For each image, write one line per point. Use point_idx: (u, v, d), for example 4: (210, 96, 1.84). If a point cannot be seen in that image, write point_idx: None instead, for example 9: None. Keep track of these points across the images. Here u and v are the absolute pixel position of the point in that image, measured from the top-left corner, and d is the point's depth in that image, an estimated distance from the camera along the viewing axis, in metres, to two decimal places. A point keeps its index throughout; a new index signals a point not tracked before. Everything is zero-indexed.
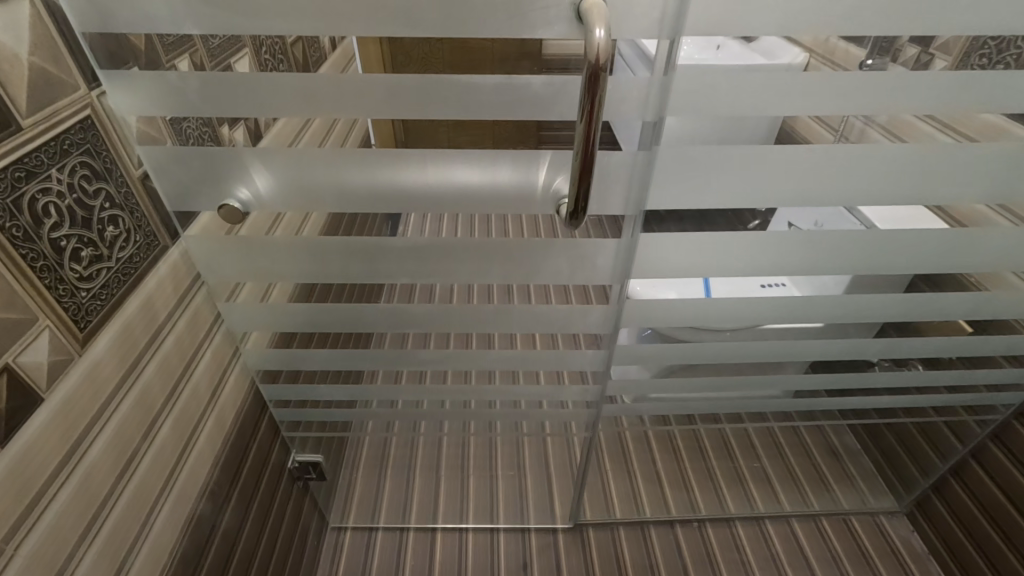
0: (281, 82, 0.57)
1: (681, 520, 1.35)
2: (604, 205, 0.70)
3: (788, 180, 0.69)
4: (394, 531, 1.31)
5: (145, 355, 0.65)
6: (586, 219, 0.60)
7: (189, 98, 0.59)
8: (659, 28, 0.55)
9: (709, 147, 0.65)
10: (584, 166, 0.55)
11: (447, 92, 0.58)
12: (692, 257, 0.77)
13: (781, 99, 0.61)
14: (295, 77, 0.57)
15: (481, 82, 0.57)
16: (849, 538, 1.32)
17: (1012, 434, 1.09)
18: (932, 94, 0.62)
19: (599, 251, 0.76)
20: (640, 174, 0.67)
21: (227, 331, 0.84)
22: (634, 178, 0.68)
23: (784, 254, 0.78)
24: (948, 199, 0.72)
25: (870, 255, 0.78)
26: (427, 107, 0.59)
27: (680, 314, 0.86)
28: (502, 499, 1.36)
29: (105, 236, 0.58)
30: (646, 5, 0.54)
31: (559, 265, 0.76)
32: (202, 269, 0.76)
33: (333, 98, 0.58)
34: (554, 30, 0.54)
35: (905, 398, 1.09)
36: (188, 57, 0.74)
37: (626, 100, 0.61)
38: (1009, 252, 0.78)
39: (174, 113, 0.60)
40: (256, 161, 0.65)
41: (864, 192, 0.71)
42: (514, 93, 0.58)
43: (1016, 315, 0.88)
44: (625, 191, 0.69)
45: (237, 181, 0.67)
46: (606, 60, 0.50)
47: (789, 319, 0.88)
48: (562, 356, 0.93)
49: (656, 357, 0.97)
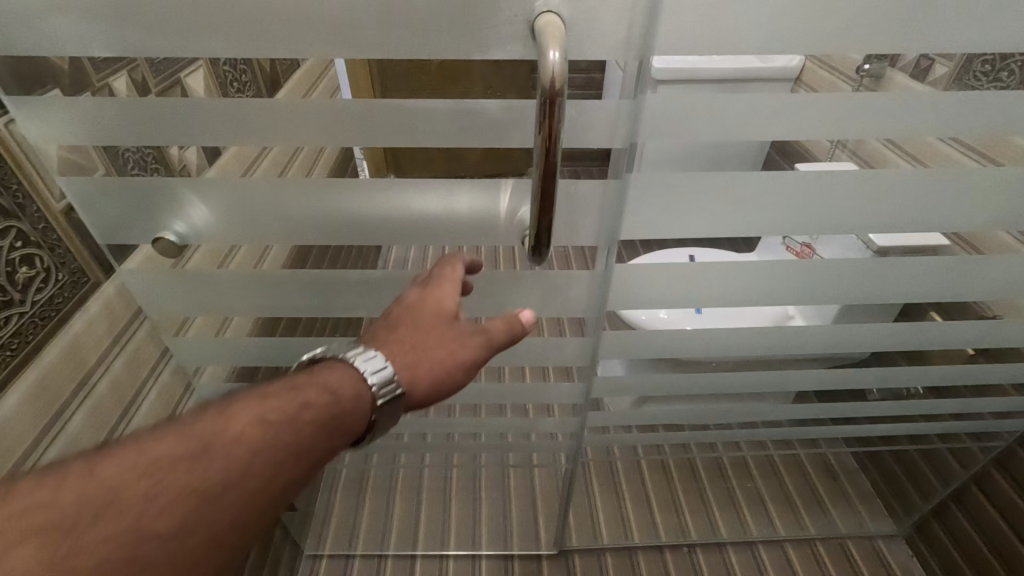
0: (209, 108, 0.52)
1: (671, 545, 1.30)
2: (579, 236, 0.65)
3: (775, 208, 0.63)
4: (372, 559, 1.26)
5: (68, 404, 0.60)
6: (550, 254, 0.55)
7: (109, 126, 0.53)
8: (626, 48, 0.51)
9: (687, 174, 0.60)
10: (543, 200, 0.50)
11: (396, 117, 0.52)
12: (673, 287, 0.72)
13: (766, 122, 0.55)
14: (226, 103, 0.52)
15: (433, 107, 0.52)
16: (845, 563, 1.27)
17: (1017, 462, 1.03)
18: (933, 115, 0.56)
19: (572, 282, 0.71)
20: (612, 203, 0.62)
21: (177, 366, 0.79)
22: (606, 207, 0.63)
23: (774, 283, 0.72)
24: (951, 225, 0.66)
25: (866, 283, 0.73)
26: (375, 134, 0.54)
27: (663, 344, 0.81)
28: (485, 524, 1.31)
29: (14, 279, 0.53)
30: (611, 23, 0.49)
31: (529, 298, 0.72)
32: (144, 303, 0.70)
33: (276, 122, 0.53)
34: (507, 50, 0.50)
35: (905, 425, 1.03)
36: (128, 76, 0.69)
37: (593, 127, 0.56)
38: (1017, 279, 0.73)
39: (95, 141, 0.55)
40: (191, 191, 0.60)
41: (859, 219, 0.65)
42: (470, 118, 0.53)
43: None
44: (598, 221, 0.64)
45: (172, 212, 0.61)
46: (563, 86, 0.44)
47: (779, 348, 0.83)
48: (538, 389, 0.90)
49: (640, 386, 0.91)
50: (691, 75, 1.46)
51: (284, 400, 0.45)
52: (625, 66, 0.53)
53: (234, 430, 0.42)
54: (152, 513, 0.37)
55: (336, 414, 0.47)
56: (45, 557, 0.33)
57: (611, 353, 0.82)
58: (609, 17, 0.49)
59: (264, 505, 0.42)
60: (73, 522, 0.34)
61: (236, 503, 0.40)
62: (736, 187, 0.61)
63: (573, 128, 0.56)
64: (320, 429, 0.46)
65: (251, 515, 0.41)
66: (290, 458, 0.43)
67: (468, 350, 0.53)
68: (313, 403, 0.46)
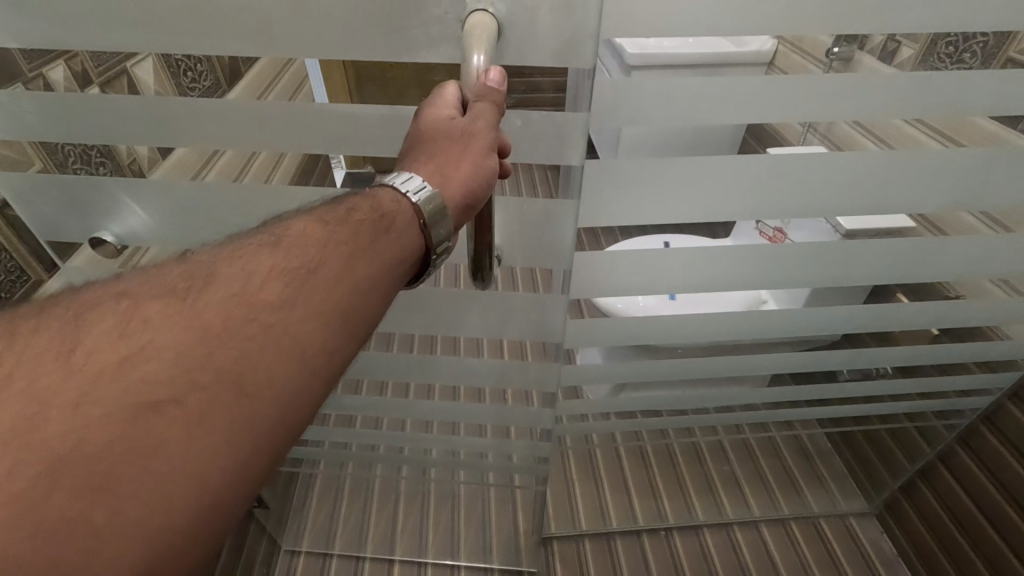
0: (124, 105, 0.59)
1: (648, 529, 1.32)
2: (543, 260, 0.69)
3: (732, 193, 0.63)
4: (350, 558, 1.27)
5: None
6: (488, 276, 0.63)
7: (27, 119, 0.60)
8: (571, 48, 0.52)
9: (639, 162, 0.60)
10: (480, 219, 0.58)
11: (324, 121, 0.60)
12: (634, 277, 0.72)
13: (717, 105, 0.56)
14: (139, 101, 0.59)
15: (367, 112, 0.59)
16: (818, 543, 1.30)
17: (980, 440, 1.06)
18: (886, 96, 0.56)
19: (534, 307, 0.76)
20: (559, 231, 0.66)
21: None
22: (556, 234, 0.67)
23: (737, 268, 0.72)
24: (911, 206, 0.66)
25: (825, 269, 0.73)
26: (302, 133, 0.61)
27: (626, 333, 0.81)
28: (463, 520, 1.33)
29: None
30: (553, 21, 0.51)
31: (490, 320, 0.78)
32: None
33: (218, 127, 0.61)
34: (438, 51, 0.54)
35: (873, 405, 1.05)
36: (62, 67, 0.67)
37: (543, 139, 0.58)
38: (976, 261, 0.73)
39: (30, 136, 0.62)
40: (124, 191, 0.67)
41: (816, 202, 0.65)
42: (400, 123, 0.59)
43: (985, 322, 0.83)
44: (550, 243, 0.67)
45: (106, 215, 0.69)
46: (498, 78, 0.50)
47: (743, 333, 0.83)
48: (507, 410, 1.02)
49: (610, 373, 0.92)
50: (667, 60, 1.46)
51: (348, 207, 0.49)
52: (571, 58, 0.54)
53: (315, 224, 0.47)
54: (265, 284, 0.42)
55: (400, 209, 0.50)
56: (176, 318, 0.38)
57: (580, 342, 0.82)
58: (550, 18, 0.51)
59: (370, 290, 0.47)
60: (194, 288, 0.40)
61: (340, 275, 0.45)
62: (691, 174, 0.60)
63: (523, 139, 0.58)
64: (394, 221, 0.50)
65: (350, 291, 0.45)
66: (381, 255, 0.48)
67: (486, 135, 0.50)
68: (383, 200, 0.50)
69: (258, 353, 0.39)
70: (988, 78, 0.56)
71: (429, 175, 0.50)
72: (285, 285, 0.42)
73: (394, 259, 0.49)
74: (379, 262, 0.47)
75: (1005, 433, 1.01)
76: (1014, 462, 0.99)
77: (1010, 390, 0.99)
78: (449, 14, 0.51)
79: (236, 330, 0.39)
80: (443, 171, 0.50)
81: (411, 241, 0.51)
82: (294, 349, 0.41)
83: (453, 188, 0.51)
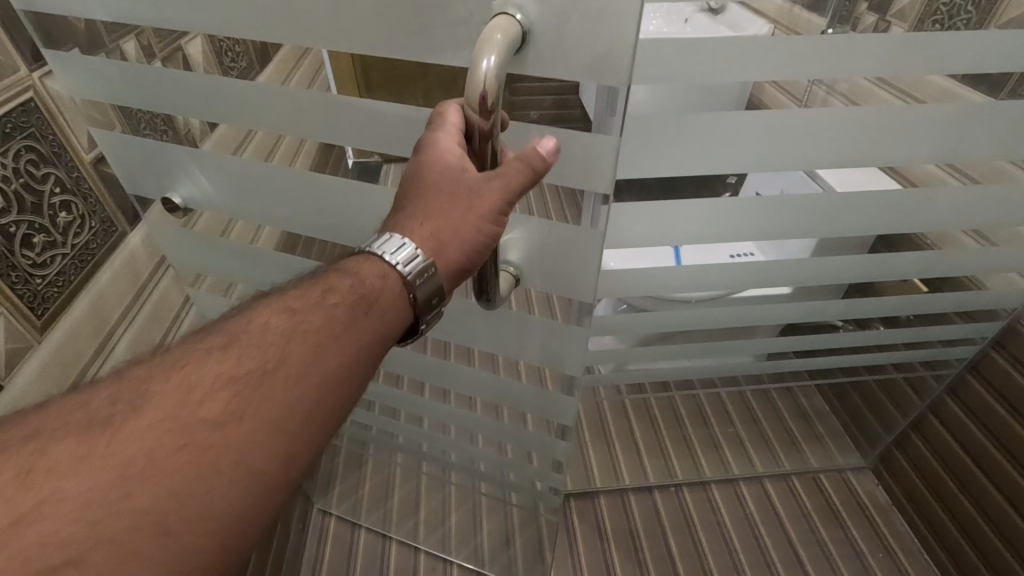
0: (184, 81, 0.64)
1: (659, 486, 1.40)
2: (559, 284, 0.75)
3: (744, 147, 0.72)
4: (376, 534, 1.33)
5: (113, 333, 0.76)
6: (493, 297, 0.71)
7: (113, 85, 0.67)
8: (599, 62, 0.51)
9: (661, 118, 0.69)
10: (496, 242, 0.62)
11: (351, 111, 0.61)
12: (662, 229, 0.83)
13: (729, 66, 0.64)
14: (196, 79, 0.64)
15: (386, 110, 0.59)
16: (818, 495, 1.38)
17: (965, 387, 1.15)
18: (877, 56, 0.65)
19: (553, 329, 0.82)
20: (570, 262, 0.71)
21: (199, 314, 0.96)
22: (567, 265, 0.72)
23: (748, 220, 0.84)
24: (897, 159, 0.77)
25: (825, 216, 0.85)
26: (330, 120, 0.63)
27: (643, 283, 0.92)
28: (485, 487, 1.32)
29: (57, 222, 0.66)
30: (580, 31, 0.49)
31: (512, 333, 0.87)
32: (168, 253, 0.87)
33: (270, 112, 0.65)
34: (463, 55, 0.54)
35: (864, 355, 1.20)
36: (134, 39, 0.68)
37: (567, 160, 0.60)
38: (956, 209, 0.86)
39: (116, 99, 0.69)
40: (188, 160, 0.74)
41: (816, 154, 0.74)
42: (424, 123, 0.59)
43: (955, 273, 0.98)
44: (565, 272, 0.73)
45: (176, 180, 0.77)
46: (496, 98, 0.47)
47: (755, 284, 0.96)
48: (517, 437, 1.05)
49: (628, 324, 1.06)
50: None
51: (319, 292, 0.50)
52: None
53: (272, 323, 0.47)
54: (208, 400, 0.42)
55: (381, 289, 0.53)
56: (100, 448, 0.37)
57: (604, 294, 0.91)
58: (578, 30, 0.49)
59: (324, 398, 0.47)
60: (120, 415, 0.39)
61: (294, 384, 0.45)
62: (708, 130, 0.70)
63: (550, 158, 0.61)
64: (375, 302, 0.52)
65: (301, 400, 0.45)
66: (356, 343, 0.49)
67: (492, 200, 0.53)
68: (359, 284, 0.52)
69: (194, 482, 0.39)
70: (966, 40, 0.65)
71: (425, 246, 0.53)
72: (238, 395, 0.42)
73: (366, 342, 0.51)
74: (346, 356, 0.49)
75: (990, 380, 1.09)
76: (997, 405, 1.08)
77: (993, 339, 1.09)
78: (474, 16, 0.51)
79: (169, 455, 0.38)
80: (439, 240, 0.54)
81: (390, 320, 0.53)
82: (236, 471, 0.41)
83: (448, 258, 0.54)
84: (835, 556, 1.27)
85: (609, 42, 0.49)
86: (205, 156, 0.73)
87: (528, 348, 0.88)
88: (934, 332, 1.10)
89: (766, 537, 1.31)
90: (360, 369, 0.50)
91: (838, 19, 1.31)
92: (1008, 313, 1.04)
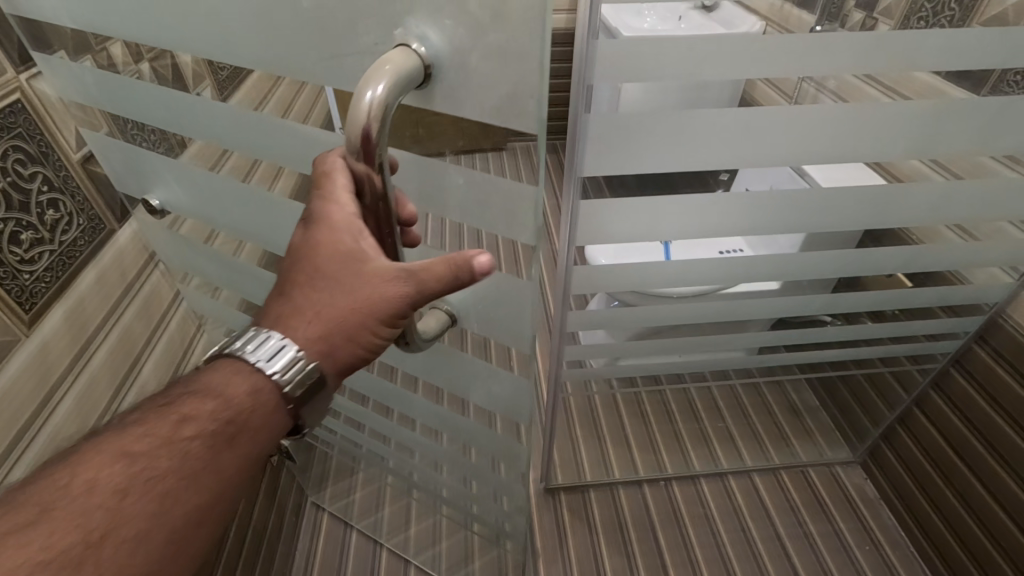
0: (147, 93, 0.65)
1: (649, 480, 1.41)
2: (500, 331, 0.70)
3: (721, 143, 0.73)
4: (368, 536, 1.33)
5: (103, 325, 0.77)
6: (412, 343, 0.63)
7: (90, 90, 0.68)
8: (508, 103, 0.44)
9: (637, 114, 0.70)
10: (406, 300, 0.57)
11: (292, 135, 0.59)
12: (645, 227, 0.84)
13: (701, 63, 0.66)
14: (158, 90, 0.64)
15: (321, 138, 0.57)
16: (807, 490, 1.40)
17: (950, 381, 1.16)
18: (848, 52, 0.66)
19: (499, 374, 0.78)
20: (509, 311, 0.66)
21: (189, 311, 0.98)
22: (507, 314, 0.66)
23: (729, 216, 0.85)
24: (875, 154, 0.78)
25: (805, 213, 0.87)
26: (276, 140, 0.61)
27: (627, 278, 0.94)
28: None
29: (45, 220, 0.69)
30: (487, 70, 0.43)
31: (463, 371, 0.83)
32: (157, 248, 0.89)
33: (231, 129, 0.63)
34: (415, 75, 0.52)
35: (849, 350, 1.22)
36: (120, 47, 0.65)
37: (489, 204, 0.54)
38: (933, 205, 0.88)
39: (94, 102, 0.70)
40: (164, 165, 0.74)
41: (793, 149, 0.76)
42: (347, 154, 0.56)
43: (944, 267, 0.99)
44: (507, 321, 0.68)
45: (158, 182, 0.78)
46: (379, 136, 0.42)
47: (735, 279, 0.98)
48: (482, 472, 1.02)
49: (615, 319, 1.08)
50: None
51: (174, 420, 0.45)
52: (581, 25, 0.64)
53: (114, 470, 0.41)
54: None
55: (252, 405, 0.49)
56: None
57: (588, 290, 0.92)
58: (485, 68, 0.43)
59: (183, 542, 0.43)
60: None
61: (144, 535, 0.41)
62: (683, 128, 0.71)
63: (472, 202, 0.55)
64: (243, 425, 0.48)
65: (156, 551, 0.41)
66: (217, 474, 0.46)
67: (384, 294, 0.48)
68: (223, 406, 0.47)
69: None
70: (936, 37, 0.66)
71: (309, 346, 0.50)
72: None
73: (236, 467, 0.47)
74: (213, 486, 0.46)
75: (972, 374, 1.11)
76: (980, 399, 1.09)
77: (977, 334, 1.10)
78: (379, 45, 0.45)
79: None
80: (328, 333, 0.50)
81: (266, 434, 0.50)
82: None
83: (338, 355, 0.51)
84: (821, 549, 1.29)
85: (518, 84, 0.43)
86: (179, 162, 0.74)
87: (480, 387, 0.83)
88: (917, 326, 1.12)
89: (753, 529, 1.32)
90: (224, 500, 0.47)
91: (827, 16, 1.32)
92: (990, 307, 1.06)
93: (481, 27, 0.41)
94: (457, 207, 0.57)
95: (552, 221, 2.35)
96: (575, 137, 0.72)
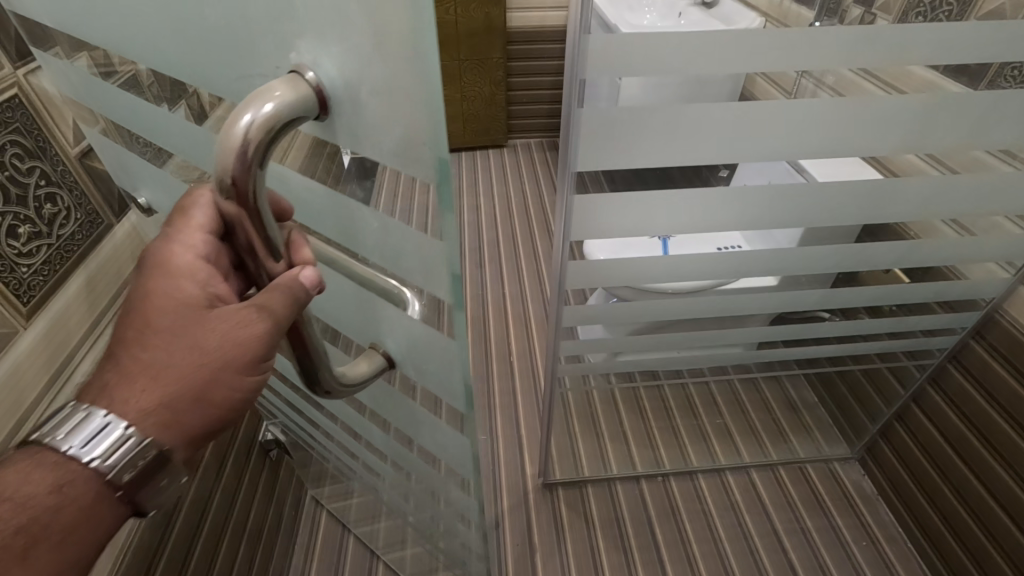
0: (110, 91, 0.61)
1: (647, 475, 1.41)
2: (432, 375, 0.53)
3: (716, 138, 0.74)
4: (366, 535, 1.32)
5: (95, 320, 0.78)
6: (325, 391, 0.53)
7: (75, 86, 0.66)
8: (409, 148, 0.33)
9: (631, 109, 0.70)
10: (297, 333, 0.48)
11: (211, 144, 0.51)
12: (640, 223, 0.85)
13: (693, 57, 0.66)
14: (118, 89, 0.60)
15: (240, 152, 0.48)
16: (804, 485, 1.40)
17: (948, 378, 1.16)
18: (840, 46, 0.67)
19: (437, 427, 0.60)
20: (432, 352, 0.49)
21: None
22: (432, 356, 0.49)
23: (724, 211, 0.86)
24: (869, 150, 0.78)
25: (799, 208, 0.87)
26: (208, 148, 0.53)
27: (624, 274, 0.95)
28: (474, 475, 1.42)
29: (42, 213, 0.69)
30: (383, 108, 0.32)
31: (405, 412, 0.66)
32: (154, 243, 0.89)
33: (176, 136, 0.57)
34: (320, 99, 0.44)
35: (847, 345, 1.23)
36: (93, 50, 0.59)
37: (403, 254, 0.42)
38: (928, 199, 0.88)
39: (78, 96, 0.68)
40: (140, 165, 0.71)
41: (787, 144, 0.76)
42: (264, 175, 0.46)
43: (940, 262, 0.99)
44: (434, 365, 0.50)
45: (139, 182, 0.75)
46: (245, 183, 0.33)
47: (731, 275, 0.99)
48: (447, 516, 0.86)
49: (612, 314, 1.09)
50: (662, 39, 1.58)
51: None
52: (572, 20, 0.65)
53: None
54: None
55: (63, 499, 0.40)
56: None
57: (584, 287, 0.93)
58: (382, 106, 0.32)
59: None
60: None
61: None
62: (677, 123, 0.71)
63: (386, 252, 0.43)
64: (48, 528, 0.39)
65: None
66: None
67: (250, 348, 0.42)
68: (14, 510, 0.38)
69: None
70: (928, 31, 0.67)
71: (145, 419, 0.41)
72: None
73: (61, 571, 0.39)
74: None
75: (970, 369, 1.11)
76: (977, 395, 1.09)
77: (973, 329, 1.10)
78: (279, 70, 0.35)
79: None
80: (172, 399, 0.41)
81: (101, 520, 0.42)
82: None
83: (189, 426, 0.42)
84: (819, 544, 1.29)
85: (415, 128, 0.32)
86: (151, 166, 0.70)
87: (424, 431, 0.66)
88: (914, 321, 1.12)
89: (750, 525, 1.32)
90: None
91: (825, 12, 1.32)
92: (987, 302, 1.06)
93: (366, 55, 0.30)
94: (376, 250, 0.45)
95: (552, 219, 2.36)
96: (570, 132, 0.73)
